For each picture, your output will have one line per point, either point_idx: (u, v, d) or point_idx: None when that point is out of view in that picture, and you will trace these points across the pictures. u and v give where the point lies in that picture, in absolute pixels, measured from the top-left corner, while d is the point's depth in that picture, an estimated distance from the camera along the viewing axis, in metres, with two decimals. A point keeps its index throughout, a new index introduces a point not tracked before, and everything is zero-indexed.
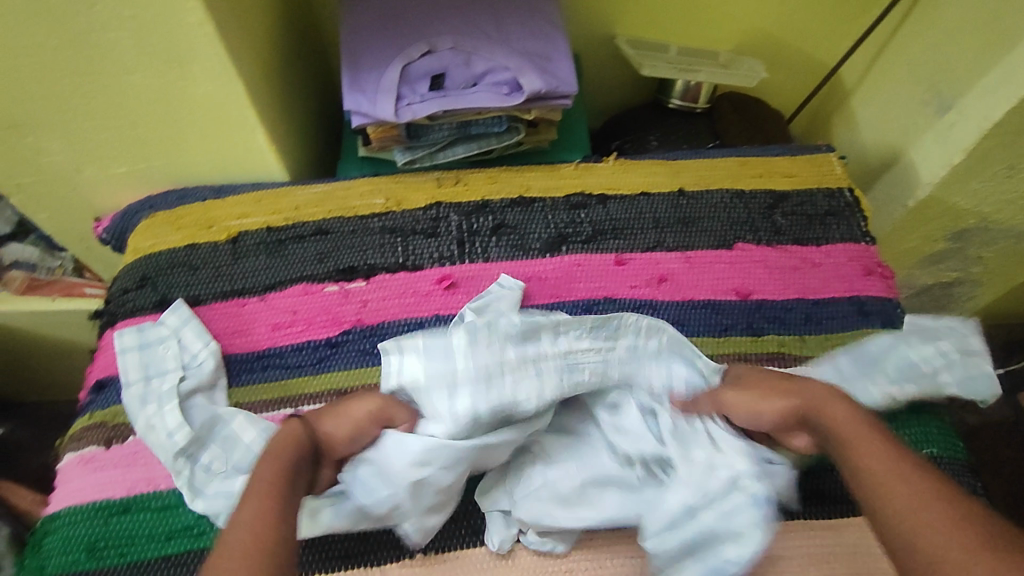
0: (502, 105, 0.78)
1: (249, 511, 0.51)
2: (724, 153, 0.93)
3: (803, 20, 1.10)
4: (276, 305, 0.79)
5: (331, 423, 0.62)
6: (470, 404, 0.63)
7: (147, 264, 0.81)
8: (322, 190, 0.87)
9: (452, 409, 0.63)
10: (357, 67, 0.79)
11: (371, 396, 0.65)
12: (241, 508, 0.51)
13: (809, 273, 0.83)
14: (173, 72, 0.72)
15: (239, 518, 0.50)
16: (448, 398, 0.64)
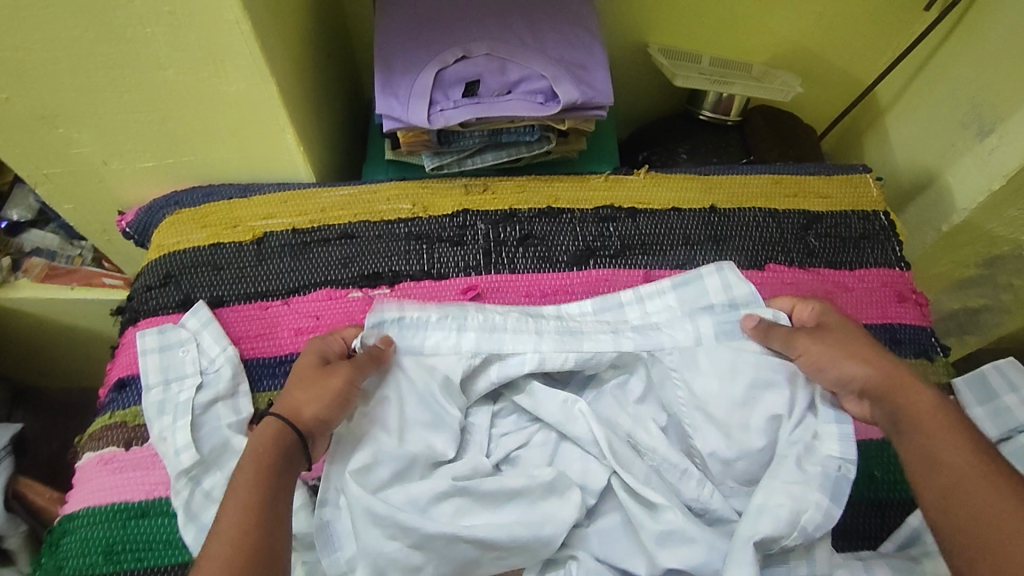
0: (535, 114, 0.76)
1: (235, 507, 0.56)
2: (757, 170, 0.90)
3: (843, 35, 1.07)
4: (300, 310, 0.78)
5: (309, 390, 0.64)
6: (473, 343, 0.72)
7: (170, 262, 0.80)
8: (348, 194, 0.86)
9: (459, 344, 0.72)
10: (390, 70, 0.78)
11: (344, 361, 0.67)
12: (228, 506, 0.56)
13: (841, 298, 0.81)
14: (206, 69, 0.70)
15: (226, 518, 0.55)
16: (455, 336, 0.72)
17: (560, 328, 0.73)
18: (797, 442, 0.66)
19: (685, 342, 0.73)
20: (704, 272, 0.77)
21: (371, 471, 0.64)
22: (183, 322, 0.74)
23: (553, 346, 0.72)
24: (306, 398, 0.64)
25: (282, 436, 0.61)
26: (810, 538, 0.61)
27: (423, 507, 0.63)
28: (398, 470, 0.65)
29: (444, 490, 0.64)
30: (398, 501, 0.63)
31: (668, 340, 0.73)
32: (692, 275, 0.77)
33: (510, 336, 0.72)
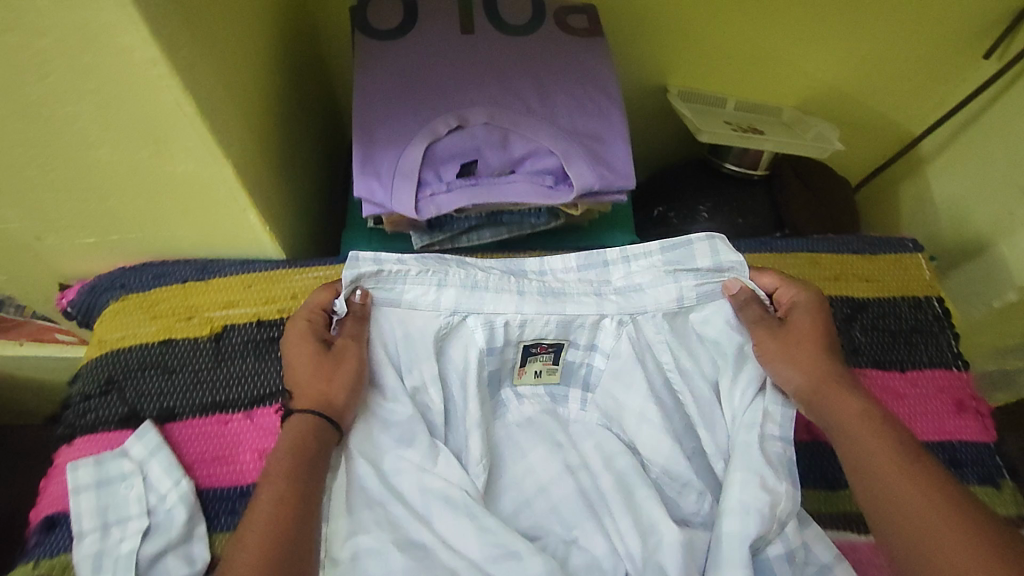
0: (544, 202, 0.64)
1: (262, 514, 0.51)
2: (793, 245, 0.78)
3: (883, 78, 0.95)
4: (265, 425, 0.67)
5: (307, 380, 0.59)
6: (451, 301, 0.62)
7: (113, 364, 0.69)
8: (324, 276, 0.74)
9: (438, 304, 0.62)
10: (371, 141, 0.65)
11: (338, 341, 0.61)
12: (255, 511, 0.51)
13: (890, 407, 0.70)
14: (146, 148, 0.57)
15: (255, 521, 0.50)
16: (434, 295, 0.62)
17: (543, 288, 0.64)
18: (752, 425, 0.61)
19: (670, 305, 0.64)
20: (694, 240, 0.63)
21: (377, 437, 0.60)
22: (125, 449, 0.63)
23: (535, 308, 0.63)
24: (329, 385, 0.59)
25: (316, 427, 0.56)
26: (784, 522, 0.56)
27: (424, 511, 0.58)
28: (404, 438, 0.60)
29: (455, 499, 0.58)
30: (408, 490, 0.58)
31: (651, 301, 0.64)
32: (681, 240, 0.63)
33: (489, 298, 0.62)
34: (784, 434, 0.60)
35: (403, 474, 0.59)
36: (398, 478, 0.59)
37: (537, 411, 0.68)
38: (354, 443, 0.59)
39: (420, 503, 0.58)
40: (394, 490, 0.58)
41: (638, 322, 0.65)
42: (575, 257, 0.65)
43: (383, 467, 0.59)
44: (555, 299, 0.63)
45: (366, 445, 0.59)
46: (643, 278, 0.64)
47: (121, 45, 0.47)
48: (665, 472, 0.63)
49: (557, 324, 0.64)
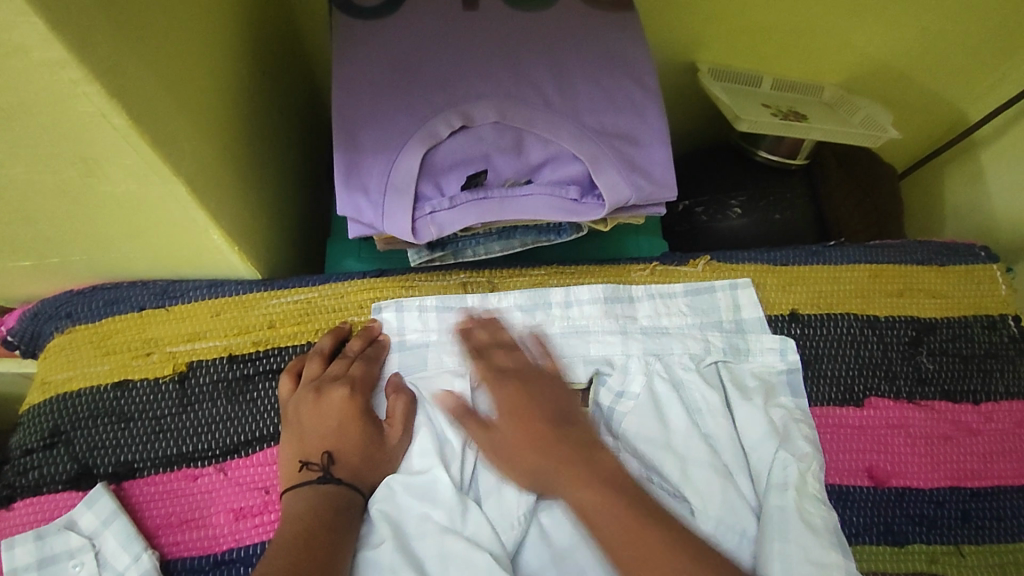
0: (568, 218, 0.53)
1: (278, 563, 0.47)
2: (850, 255, 0.68)
3: (942, 53, 0.83)
4: (240, 481, 0.57)
5: (306, 411, 0.55)
6: None
7: (60, 412, 0.58)
8: (304, 299, 0.63)
9: (462, 362, 0.62)
10: (357, 146, 0.54)
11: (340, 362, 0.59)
12: (270, 562, 0.47)
13: (964, 445, 0.62)
14: (72, 167, 0.46)
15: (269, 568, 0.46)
16: (458, 353, 0.62)
17: (567, 326, 0.63)
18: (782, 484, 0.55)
19: (695, 350, 0.63)
20: (716, 283, 0.66)
21: (399, 497, 0.53)
22: (70, 524, 0.54)
23: (559, 347, 0.62)
24: (354, 439, 0.55)
25: (332, 489, 0.52)
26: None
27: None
28: (426, 494, 0.53)
29: (478, 565, 0.49)
30: (426, 556, 0.50)
31: (678, 346, 0.63)
32: (704, 285, 0.66)
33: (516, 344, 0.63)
34: (822, 494, 0.56)
35: (425, 537, 0.51)
36: (417, 544, 0.51)
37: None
38: (377, 505, 0.53)
39: (438, 570, 0.50)
40: (415, 557, 0.50)
41: (668, 362, 0.62)
42: (603, 286, 0.64)
43: (405, 539, 0.51)
44: (579, 336, 0.63)
45: (388, 503, 0.53)
46: (671, 321, 0.65)
47: (13, 44, 0.35)
48: (722, 528, 0.54)
49: (591, 363, 0.62)
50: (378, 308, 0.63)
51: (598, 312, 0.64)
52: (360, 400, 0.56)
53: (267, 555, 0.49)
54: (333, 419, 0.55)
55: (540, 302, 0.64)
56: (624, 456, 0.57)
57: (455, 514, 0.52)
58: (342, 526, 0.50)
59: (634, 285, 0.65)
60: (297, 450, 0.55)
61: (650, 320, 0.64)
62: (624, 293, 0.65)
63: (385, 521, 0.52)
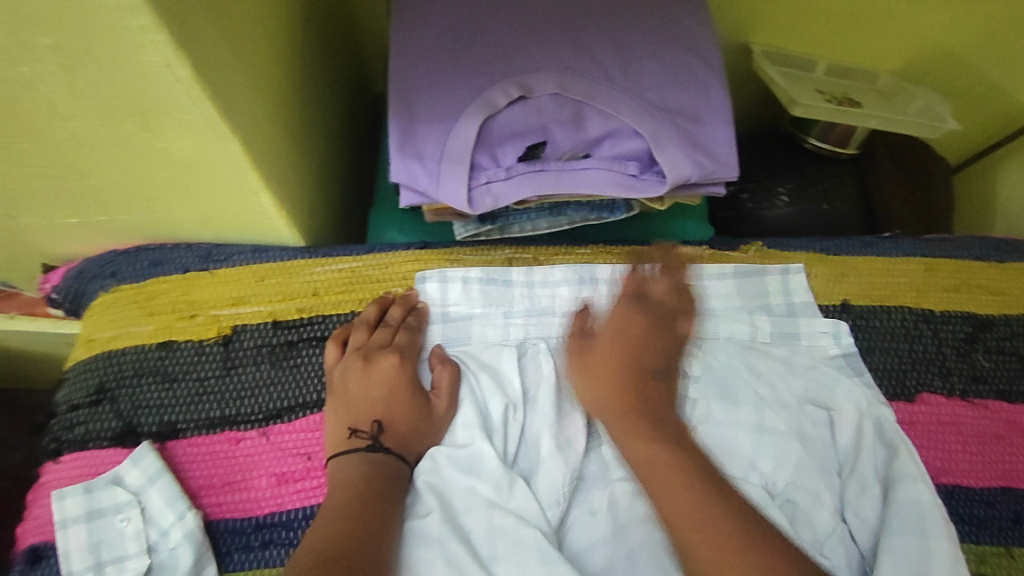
0: (626, 194, 0.52)
1: (328, 532, 0.46)
2: (905, 247, 0.66)
3: (1008, 43, 0.80)
4: (282, 446, 0.57)
5: (354, 380, 0.55)
6: (522, 331, 0.62)
7: (106, 368, 0.59)
8: (348, 268, 0.63)
9: (507, 337, 0.61)
10: (412, 114, 0.53)
11: (385, 329, 0.58)
12: (320, 530, 0.47)
13: (1017, 445, 0.60)
14: (130, 120, 0.45)
15: (321, 537, 0.46)
16: (501, 327, 0.62)
17: (614, 305, 0.63)
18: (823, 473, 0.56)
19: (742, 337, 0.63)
20: (769, 267, 0.64)
21: (444, 469, 0.53)
22: (118, 480, 0.54)
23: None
24: (402, 408, 0.54)
25: (380, 457, 0.52)
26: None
27: (488, 555, 0.49)
28: (470, 466, 0.53)
29: (528, 541, 0.49)
30: (473, 529, 0.50)
31: (724, 330, 0.63)
32: (756, 269, 0.64)
33: (559, 321, 0.62)
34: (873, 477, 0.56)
35: (472, 510, 0.51)
36: (463, 517, 0.51)
37: None
38: (422, 477, 0.52)
39: (485, 545, 0.49)
40: (461, 530, 0.50)
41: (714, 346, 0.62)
42: (651, 266, 0.64)
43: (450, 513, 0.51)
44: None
45: (433, 475, 0.52)
46: (718, 303, 0.64)
47: None
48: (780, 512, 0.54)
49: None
50: (421, 278, 0.62)
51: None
52: (408, 369, 0.56)
53: (314, 523, 0.48)
54: (380, 389, 0.55)
55: (585, 281, 0.63)
56: None
57: (506, 491, 0.52)
58: (390, 502, 0.50)
59: (685, 265, 0.64)
60: (345, 417, 0.54)
61: (698, 302, 0.64)
62: None
63: (430, 494, 0.51)
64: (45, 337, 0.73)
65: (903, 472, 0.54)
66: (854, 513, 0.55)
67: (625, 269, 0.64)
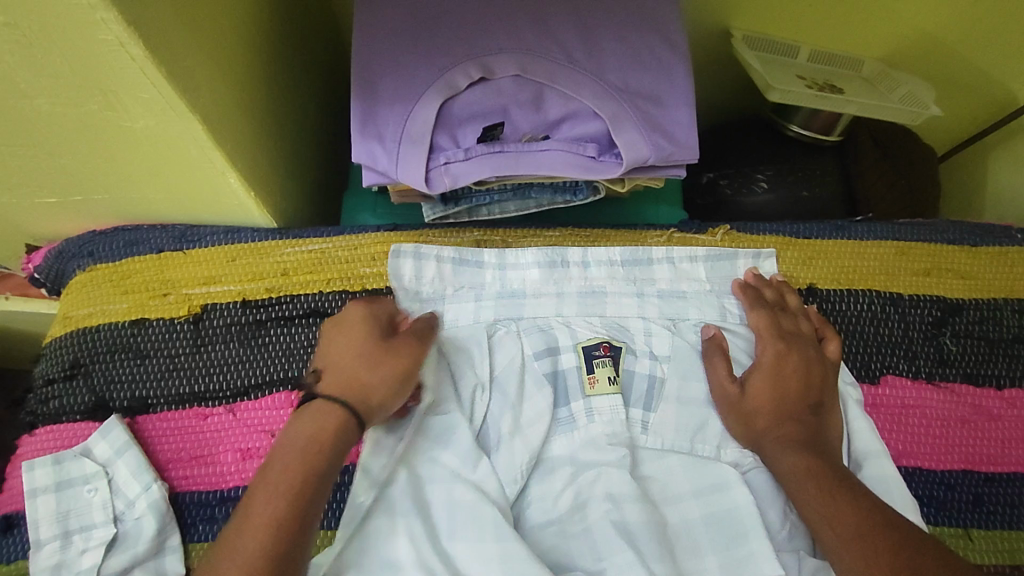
0: (583, 175, 0.52)
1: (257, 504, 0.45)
2: (877, 231, 0.66)
3: (995, 29, 0.79)
4: (248, 422, 0.58)
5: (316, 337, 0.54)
6: (492, 313, 0.62)
7: (80, 344, 0.60)
8: (318, 248, 0.64)
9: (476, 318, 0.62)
10: (374, 95, 0.54)
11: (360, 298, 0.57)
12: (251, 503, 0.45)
13: (981, 429, 0.60)
14: (92, 99, 0.47)
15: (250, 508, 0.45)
16: (472, 308, 0.62)
17: (583, 287, 0.63)
18: None
19: (709, 319, 0.63)
20: (739, 251, 0.65)
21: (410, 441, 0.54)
22: (85, 453, 0.55)
23: (574, 311, 0.62)
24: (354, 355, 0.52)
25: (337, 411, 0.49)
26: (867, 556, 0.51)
27: (447, 529, 0.50)
28: (440, 438, 0.54)
29: (485, 519, 0.50)
30: (435, 502, 0.52)
31: (693, 313, 0.63)
32: (726, 251, 0.65)
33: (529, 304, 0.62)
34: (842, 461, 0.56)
35: (437, 480, 0.52)
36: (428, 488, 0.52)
37: (605, 432, 0.57)
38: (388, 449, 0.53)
39: (446, 518, 0.51)
40: (422, 502, 0.51)
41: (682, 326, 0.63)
42: (621, 249, 0.64)
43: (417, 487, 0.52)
44: (595, 297, 0.63)
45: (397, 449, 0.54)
46: (687, 286, 0.64)
47: None
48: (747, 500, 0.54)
49: (602, 325, 0.62)
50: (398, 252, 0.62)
51: (612, 273, 0.64)
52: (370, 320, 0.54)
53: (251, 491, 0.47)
54: (383, 368, 0.51)
55: (555, 262, 0.63)
56: (636, 415, 0.59)
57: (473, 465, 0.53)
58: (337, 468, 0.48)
59: (655, 247, 0.65)
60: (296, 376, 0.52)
61: (669, 283, 0.64)
62: (642, 257, 0.64)
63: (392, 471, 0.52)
64: (32, 316, 0.75)
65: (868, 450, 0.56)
66: None
67: (595, 252, 0.64)
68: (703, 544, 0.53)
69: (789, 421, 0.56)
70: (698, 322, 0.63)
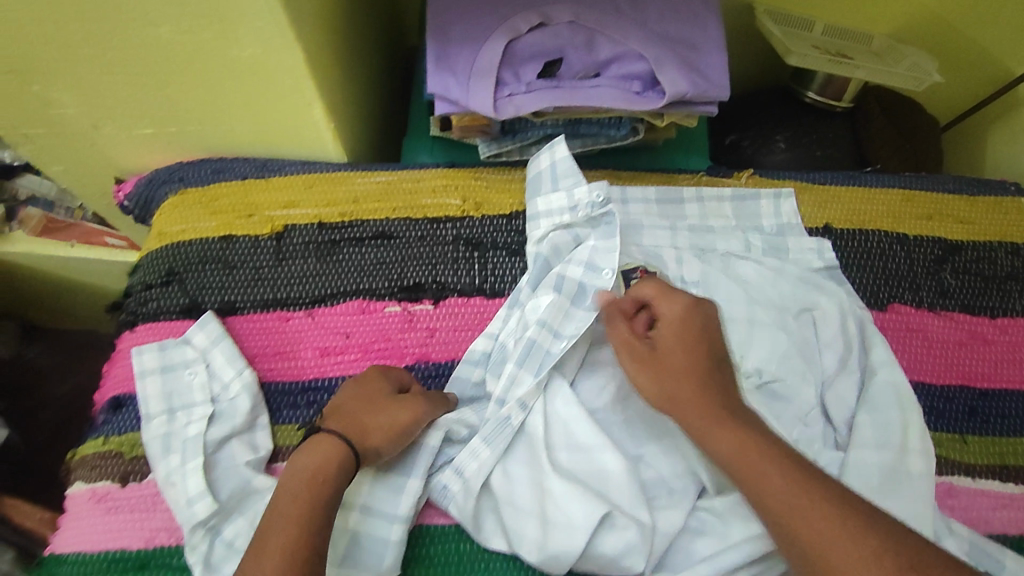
0: (629, 108, 0.60)
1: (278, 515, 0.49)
2: (885, 180, 0.74)
3: (996, 6, 0.86)
4: (325, 324, 0.66)
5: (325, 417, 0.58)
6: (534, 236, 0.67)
7: (174, 256, 0.68)
8: (385, 180, 0.71)
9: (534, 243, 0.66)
10: (446, 36, 0.61)
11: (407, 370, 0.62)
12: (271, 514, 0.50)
13: (976, 352, 0.67)
14: (210, 28, 0.55)
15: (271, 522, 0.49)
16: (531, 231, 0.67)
17: (622, 220, 0.70)
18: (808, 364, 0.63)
19: (734, 250, 0.70)
20: (761, 192, 0.72)
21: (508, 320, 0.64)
22: (187, 343, 0.63)
23: None
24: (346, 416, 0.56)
25: (345, 448, 0.54)
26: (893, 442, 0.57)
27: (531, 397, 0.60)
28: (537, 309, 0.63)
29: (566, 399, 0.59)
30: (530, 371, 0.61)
31: (720, 244, 0.70)
32: (751, 191, 0.72)
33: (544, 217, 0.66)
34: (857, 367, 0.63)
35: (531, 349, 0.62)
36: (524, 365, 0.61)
37: None
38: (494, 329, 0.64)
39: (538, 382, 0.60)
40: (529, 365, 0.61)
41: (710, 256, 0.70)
42: (655, 188, 0.72)
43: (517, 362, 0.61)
44: (570, 177, 0.66)
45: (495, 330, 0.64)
46: (715, 222, 0.71)
47: None
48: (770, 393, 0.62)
49: (639, 253, 0.69)
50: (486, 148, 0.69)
51: (647, 209, 0.71)
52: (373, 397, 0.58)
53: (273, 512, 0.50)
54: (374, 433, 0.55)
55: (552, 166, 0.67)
56: None
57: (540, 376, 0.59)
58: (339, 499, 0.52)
59: (686, 188, 0.72)
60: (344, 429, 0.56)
61: (698, 220, 0.71)
62: (674, 195, 0.72)
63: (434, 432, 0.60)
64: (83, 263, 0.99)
65: (881, 360, 0.62)
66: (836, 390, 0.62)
67: (633, 190, 0.71)
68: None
69: (706, 390, 0.53)
70: (725, 252, 0.70)
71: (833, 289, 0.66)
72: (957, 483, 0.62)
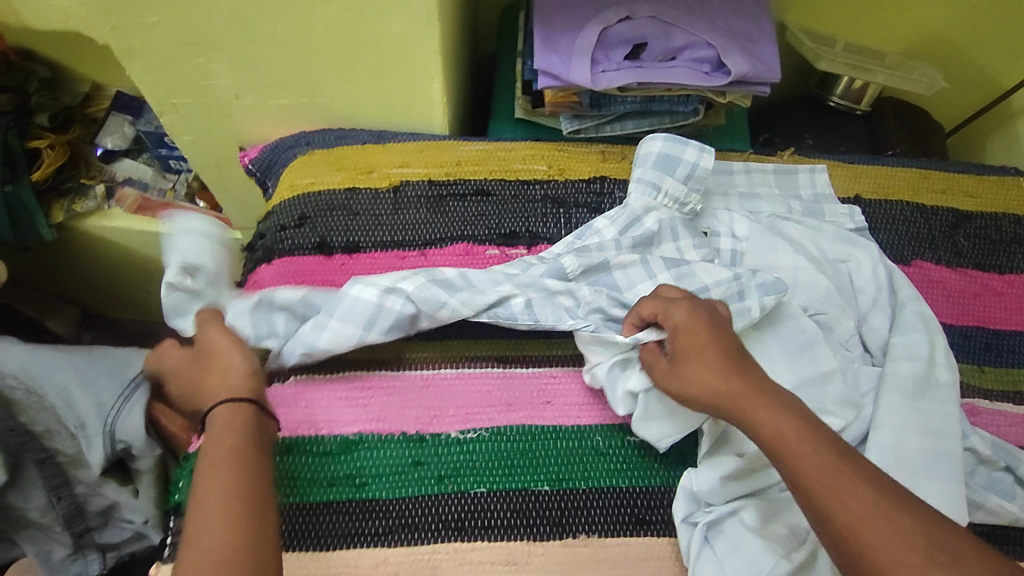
0: (700, 84, 0.74)
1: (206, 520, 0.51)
2: (904, 163, 0.88)
3: (989, 29, 1.01)
4: (437, 263, 0.77)
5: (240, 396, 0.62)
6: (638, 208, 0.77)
7: (306, 203, 0.79)
8: (484, 149, 0.84)
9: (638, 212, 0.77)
10: (550, 26, 0.76)
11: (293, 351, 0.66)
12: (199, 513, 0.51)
13: (989, 301, 0.79)
14: (373, 6, 0.68)
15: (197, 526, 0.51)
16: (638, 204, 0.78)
17: None
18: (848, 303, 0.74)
19: (778, 212, 0.82)
20: (798, 167, 0.85)
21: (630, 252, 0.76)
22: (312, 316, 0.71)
23: None
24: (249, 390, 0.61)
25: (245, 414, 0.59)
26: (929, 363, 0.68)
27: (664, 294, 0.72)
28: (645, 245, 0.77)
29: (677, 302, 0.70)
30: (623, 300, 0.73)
31: (767, 208, 0.82)
32: (790, 166, 0.85)
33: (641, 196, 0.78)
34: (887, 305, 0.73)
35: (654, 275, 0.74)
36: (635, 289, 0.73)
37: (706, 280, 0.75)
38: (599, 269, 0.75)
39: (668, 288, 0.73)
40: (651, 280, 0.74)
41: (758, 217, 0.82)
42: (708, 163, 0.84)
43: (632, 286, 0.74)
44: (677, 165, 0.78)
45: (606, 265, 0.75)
46: (761, 191, 0.84)
47: None
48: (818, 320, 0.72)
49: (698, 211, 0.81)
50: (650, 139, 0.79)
51: None
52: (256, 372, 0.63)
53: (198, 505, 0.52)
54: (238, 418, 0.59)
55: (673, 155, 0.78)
56: None
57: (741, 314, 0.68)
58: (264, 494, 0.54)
59: (735, 162, 0.85)
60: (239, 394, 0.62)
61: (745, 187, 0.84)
62: (724, 167, 0.84)
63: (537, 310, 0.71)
64: None
65: (906, 296, 0.73)
66: (872, 323, 0.72)
67: None
68: (774, 353, 0.69)
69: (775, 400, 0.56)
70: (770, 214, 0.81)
71: (866, 243, 0.77)
72: (978, 404, 0.72)
